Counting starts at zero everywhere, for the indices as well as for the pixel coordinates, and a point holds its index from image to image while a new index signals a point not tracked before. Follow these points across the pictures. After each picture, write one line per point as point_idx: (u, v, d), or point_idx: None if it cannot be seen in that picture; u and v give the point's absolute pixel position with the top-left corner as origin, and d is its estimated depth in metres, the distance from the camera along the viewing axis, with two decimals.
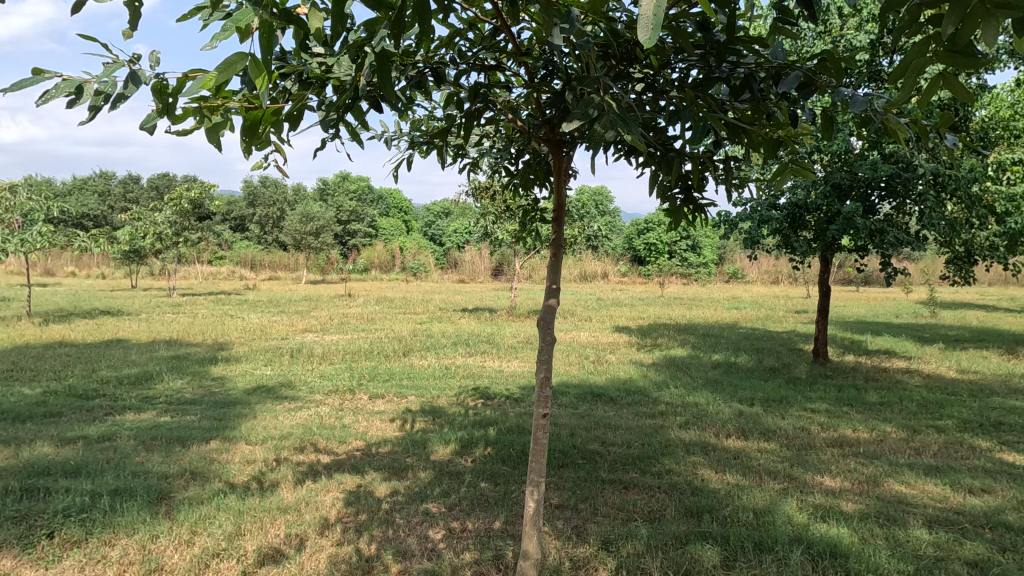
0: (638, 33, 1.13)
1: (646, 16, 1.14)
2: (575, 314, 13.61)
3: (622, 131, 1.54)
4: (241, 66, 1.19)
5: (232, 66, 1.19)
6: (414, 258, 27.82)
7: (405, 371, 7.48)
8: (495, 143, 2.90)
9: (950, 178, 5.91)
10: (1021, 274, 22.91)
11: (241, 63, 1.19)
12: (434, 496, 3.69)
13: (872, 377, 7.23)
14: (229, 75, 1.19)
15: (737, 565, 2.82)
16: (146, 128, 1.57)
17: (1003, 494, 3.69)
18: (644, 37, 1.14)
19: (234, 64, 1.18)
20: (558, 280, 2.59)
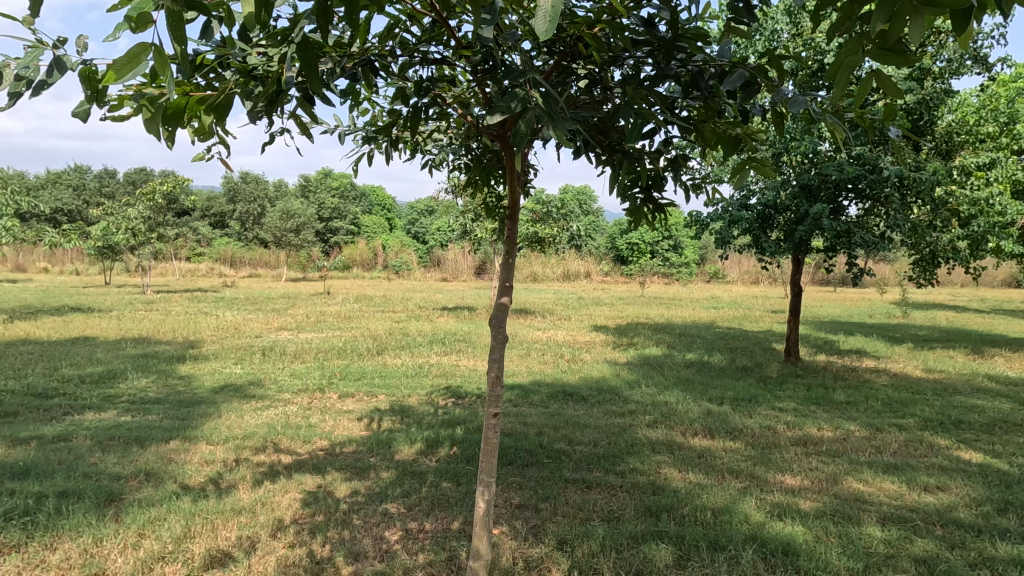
0: (534, 24, 1.08)
1: (545, 8, 1.09)
2: (555, 313, 13.62)
3: (551, 126, 1.53)
4: (145, 58, 1.10)
5: (137, 59, 1.10)
6: (396, 256, 27.67)
7: (377, 370, 7.40)
8: (454, 138, 2.85)
9: (915, 181, 6.01)
10: (990, 276, 23.48)
11: (146, 56, 1.10)
12: (395, 496, 3.64)
13: (841, 377, 7.32)
14: (132, 70, 1.10)
15: (690, 564, 2.82)
16: (76, 114, 1.48)
17: (958, 491, 3.74)
18: (542, 29, 1.09)
19: (138, 57, 1.08)
20: (511, 278, 2.57)
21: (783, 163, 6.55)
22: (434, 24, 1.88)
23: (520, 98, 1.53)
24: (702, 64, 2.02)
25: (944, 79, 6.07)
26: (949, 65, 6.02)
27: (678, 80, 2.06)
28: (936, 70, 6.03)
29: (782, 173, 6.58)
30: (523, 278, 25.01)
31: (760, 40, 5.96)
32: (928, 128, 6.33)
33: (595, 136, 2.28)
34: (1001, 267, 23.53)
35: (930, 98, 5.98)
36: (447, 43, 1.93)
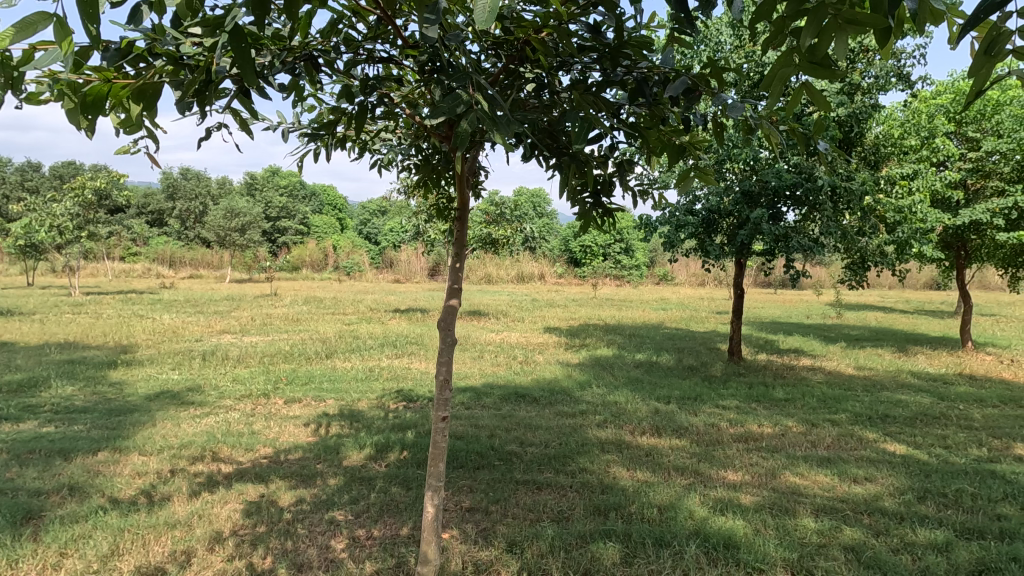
0: (473, 15, 1.05)
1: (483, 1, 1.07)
2: (509, 314, 13.67)
3: (494, 126, 1.52)
4: (43, 28, 1.04)
5: (32, 28, 1.04)
6: (347, 257, 27.07)
7: (326, 373, 7.22)
8: (402, 138, 2.81)
9: (845, 190, 6.39)
10: (913, 277, 25.19)
11: (44, 26, 1.04)
12: (342, 503, 3.54)
13: (780, 375, 7.67)
14: (28, 38, 1.04)
15: (636, 561, 2.88)
16: None
17: (883, 481, 3.98)
18: (480, 19, 1.06)
19: (33, 26, 1.03)
20: (460, 280, 2.55)
21: (725, 169, 6.83)
22: (379, 21, 1.83)
23: (464, 100, 1.52)
24: (647, 71, 2.04)
25: (873, 94, 6.46)
26: (877, 81, 6.41)
27: (624, 86, 2.06)
28: (865, 85, 6.42)
29: (725, 179, 6.85)
30: (478, 280, 24.99)
31: (707, 50, 6.17)
32: (858, 140, 6.74)
33: (543, 139, 2.29)
34: (923, 270, 25.33)
35: (860, 111, 6.37)
36: (393, 43, 1.89)
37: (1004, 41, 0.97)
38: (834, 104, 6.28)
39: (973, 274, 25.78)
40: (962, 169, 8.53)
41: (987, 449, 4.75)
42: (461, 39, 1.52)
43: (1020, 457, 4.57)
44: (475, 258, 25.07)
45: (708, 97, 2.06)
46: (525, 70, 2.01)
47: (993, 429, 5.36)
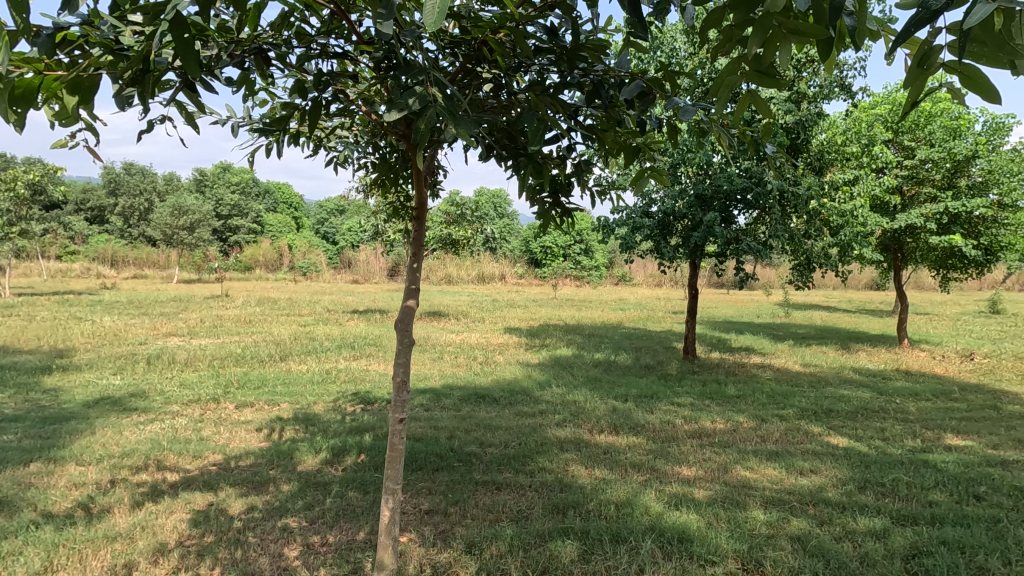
0: (422, 16, 1.03)
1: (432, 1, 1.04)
2: (469, 315, 13.62)
3: (450, 123, 1.50)
4: None
5: None
6: (303, 257, 26.37)
7: (280, 376, 7.02)
8: (359, 136, 2.76)
9: (792, 194, 6.67)
10: (854, 277, 26.52)
11: None
12: (296, 510, 3.44)
13: (732, 372, 7.93)
14: None
15: (593, 558, 2.91)
16: None
17: (827, 473, 4.16)
18: (430, 20, 1.04)
19: None
20: (418, 280, 2.52)
21: (680, 173, 7.02)
22: (332, 16, 1.79)
23: (419, 95, 1.50)
24: (603, 74, 2.06)
25: (817, 102, 6.77)
26: (821, 90, 6.74)
27: (581, 87, 2.07)
28: (811, 94, 6.73)
29: (679, 182, 7.03)
30: (438, 281, 24.80)
31: (663, 55, 6.31)
32: (804, 146, 7.05)
33: (501, 138, 2.29)
34: (863, 272, 26.70)
35: (806, 119, 6.67)
36: (348, 38, 1.84)
37: (934, 56, 1.02)
38: (781, 112, 6.57)
39: (909, 274, 27.32)
40: (898, 176, 9.04)
41: (920, 440, 5.04)
42: (416, 36, 1.50)
43: (949, 447, 4.87)
44: (436, 259, 24.88)
45: (661, 100, 2.10)
46: (482, 69, 1.99)
47: (926, 421, 5.70)
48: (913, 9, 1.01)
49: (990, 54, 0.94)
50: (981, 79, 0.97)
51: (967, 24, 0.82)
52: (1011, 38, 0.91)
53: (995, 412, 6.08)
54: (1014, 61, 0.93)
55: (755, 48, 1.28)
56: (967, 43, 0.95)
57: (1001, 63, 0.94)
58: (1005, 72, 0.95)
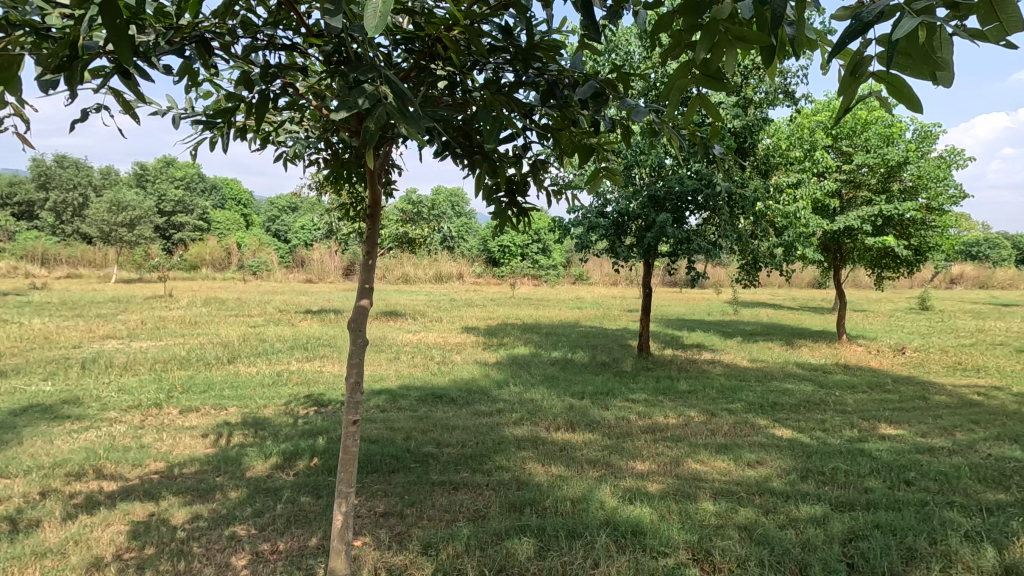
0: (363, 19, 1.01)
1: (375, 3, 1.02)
2: (426, 315, 13.48)
3: (403, 122, 1.48)
4: None
5: None
6: (253, 256, 25.47)
7: (228, 379, 6.76)
8: (310, 131, 2.68)
9: (740, 196, 6.93)
10: (797, 276, 27.76)
11: None
12: (244, 517, 3.32)
13: (684, 368, 8.17)
14: None
15: (549, 554, 2.94)
16: None
17: (772, 464, 4.35)
18: (371, 25, 1.02)
19: None
20: (372, 279, 2.48)
21: (634, 174, 7.18)
22: (280, 7, 1.73)
23: (369, 93, 1.48)
24: (557, 74, 2.07)
25: (763, 108, 7.06)
26: (766, 97, 7.02)
27: (535, 87, 2.08)
28: (757, 100, 7.01)
29: (633, 183, 7.19)
30: (394, 280, 24.44)
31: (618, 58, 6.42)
32: (750, 149, 7.34)
33: (456, 136, 2.28)
34: (806, 271, 27.99)
35: (752, 124, 6.95)
36: (297, 30, 1.79)
37: (866, 65, 1.07)
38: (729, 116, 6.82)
39: (847, 274, 28.81)
40: (838, 180, 9.54)
41: (857, 430, 5.33)
42: (366, 32, 1.47)
43: (883, 436, 5.17)
44: (392, 258, 24.53)
45: (614, 101, 2.12)
46: (436, 66, 1.97)
47: (862, 412, 6.02)
48: (847, 20, 1.06)
49: (914, 66, 1.00)
50: (906, 90, 1.03)
51: (896, 35, 0.87)
52: (933, 51, 0.97)
53: (923, 402, 6.49)
54: (936, 73, 0.99)
55: (703, 52, 1.32)
56: (896, 54, 1.01)
57: (924, 74, 1.00)
58: (928, 81, 1.01)
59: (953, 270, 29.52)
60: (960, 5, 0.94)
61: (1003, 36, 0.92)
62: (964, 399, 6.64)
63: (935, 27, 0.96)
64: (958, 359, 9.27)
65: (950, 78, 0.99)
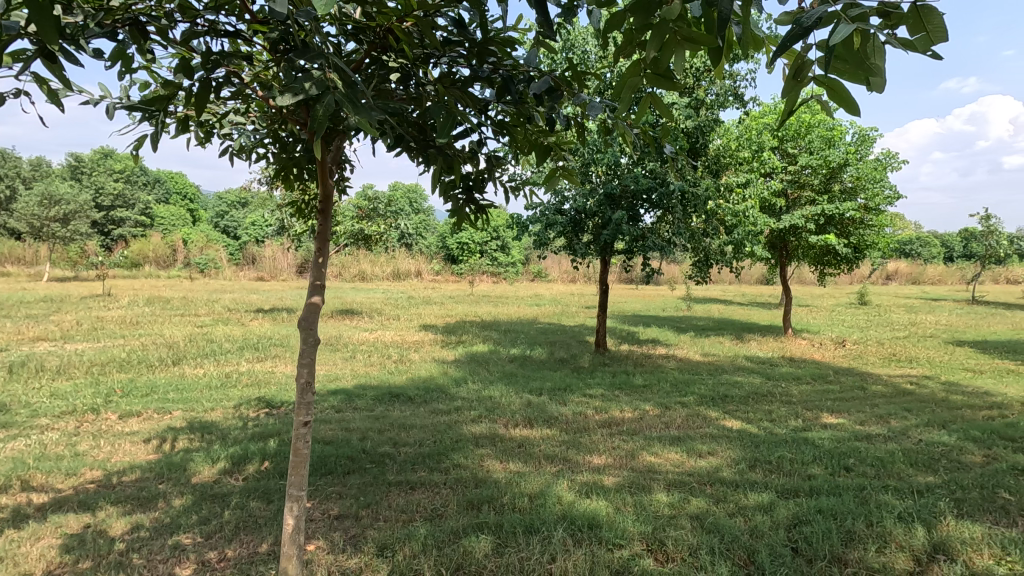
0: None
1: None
2: (384, 313, 13.28)
3: (350, 111, 1.44)
4: None
5: None
6: (200, 253, 24.43)
7: (172, 382, 6.46)
8: (259, 123, 2.59)
9: (693, 195, 7.13)
10: (746, 272, 28.78)
11: None
12: (189, 525, 3.18)
13: (639, 363, 8.36)
14: None
15: (507, 551, 2.94)
16: None
17: (722, 454, 4.49)
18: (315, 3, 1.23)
19: None
20: (324, 276, 2.41)
21: (591, 172, 7.27)
22: None
23: (316, 79, 1.43)
24: (512, 70, 2.06)
25: (714, 110, 7.28)
26: (717, 98, 7.24)
27: (490, 82, 2.06)
28: (708, 102, 7.22)
29: (590, 181, 7.28)
30: (351, 278, 23.93)
31: (574, 58, 6.48)
32: (702, 150, 7.56)
33: (411, 131, 2.24)
34: (754, 268, 29.06)
35: (704, 125, 7.15)
36: (240, 16, 1.71)
37: (807, 69, 1.11)
38: (682, 117, 6.99)
39: (793, 271, 30.09)
40: (784, 180, 9.94)
41: (801, 420, 5.57)
42: (313, 18, 1.42)
43: (825, 425, 5.43)
44: (348, 255, 24.03)
45: (569, 97, 2.13)
46: (389, 58, 1.93)
47: (806, 402, 6.31)
48: (788, 25, 1.09)
49: (849, 71, 1.04)
50: (843, 93, 1.07)
51: (833, 39, 0.90)
52: (866, 57, 1.01)
53: (861, 392, 6.85)
54: (869, 79, 1.03)
55: (653, 51, 1.33)
56: (833, 59, 1.04)
57: (860, 79, 1.04)
58: (863, 86, 1.05)
59: (889, 267, 31.26)
60: (892, 14, 0.98)
61: (928, 45, 0.97)
62: (898, 388, 7.05)
63: (868, 34, 1.00)
64: (893, 351, 9.83)
65: (882, 83, 1.04)
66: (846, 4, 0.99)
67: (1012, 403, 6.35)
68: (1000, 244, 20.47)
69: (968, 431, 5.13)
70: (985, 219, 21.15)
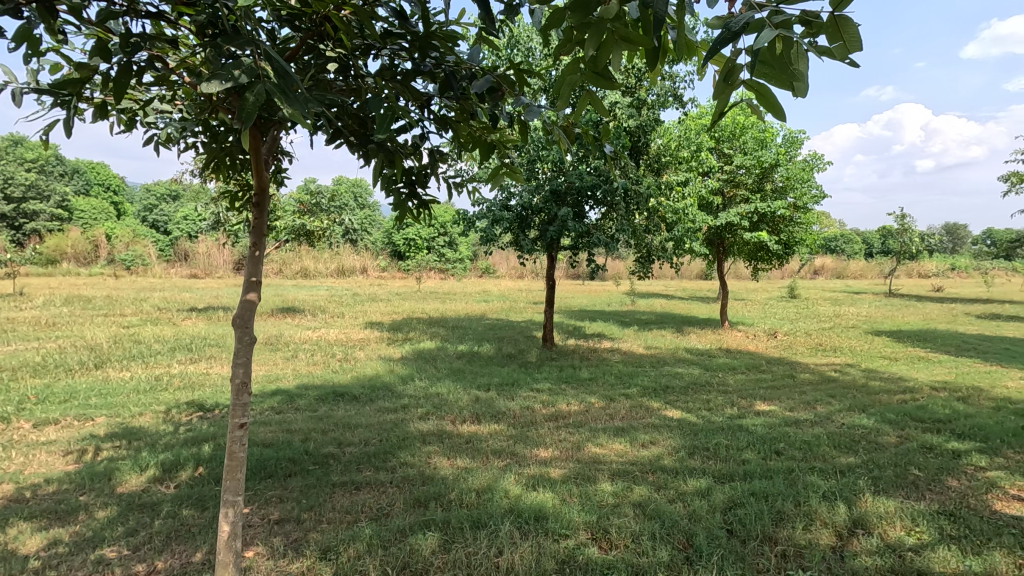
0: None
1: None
2: (328, 310, 12.93)
3: (282, 103, 1.38)
4: None
5: None
6: (126, 248, 22.89)
7: (95, 387, 6.04)
8: (186, 110, 2.44)
9: (635, 193, 7.34)
10: (687, 267, 29.85)
11: None
12: (114, 537, 2.99)
13: (585, 357, 8.53)
14: None
15: (453, 546, 2.93)
16: None
17: (663, 443, 4.65)
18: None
19: None
20: (261, 272, 2.31)
21: (537, 169, 7.33)
22: None
23: (246, 68, 1.36)
24: (455, 65, 2.04)
25: (655, 109, 7.50)
26: (658, 99, 7.45)
27: (433, 77, 2.02)
28: (649, 102, 7.43)
29: (536, 178, 7.34)
30: (292, 275, 23.14)
31: (519, 55, 6.51)
32: (644, 148, 7.78)
33: (351, 123, 2.18)
34: (694, 264, 30.24)
35: (645, 124, 7.37)
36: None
37: (737, 73, 1.15)
38: (625, 116, 7.17)
39: (729, 266, 31.52)
40: (720, 179, 10.38)
41: (737, 408, 5.86)
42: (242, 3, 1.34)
43: (758, 412, 5.72)
44: (289, 252, 23.21)
45: (510, 96, 2.13)
46: (326, 47, 1.86)
47: (741, 391, 6.63)
48: (719, 29, 1.14)
49: (776, 76, 1.09)
50: (771, 97, 1.12)
51: (759, 44, 0.95)
52: (790, 63, 1.07)
53: (791, 380, 7.26)
54: (793, 84, 1.08)
55: (591, 50, 1.35)
56: (759, 64, 1.09)
57: (784, 84, 1.09)
58: (788, 91, 1.11)
59: (816, 263, 33.24)
60: (812, 23, 1.04)
61: (846, 53, 1.03)
62: (824, 376, 7.52)
63: (790, 40, 1.06)
64: (819, 341, 10.49)
65: (805, 89, 1.09)
66: (771, 9, 1.04)
67: (923, 387, 6.91)
68: (913, 241, 22.19)
69: (884, 414, 5.53)
70: (900, 219, 22.82)
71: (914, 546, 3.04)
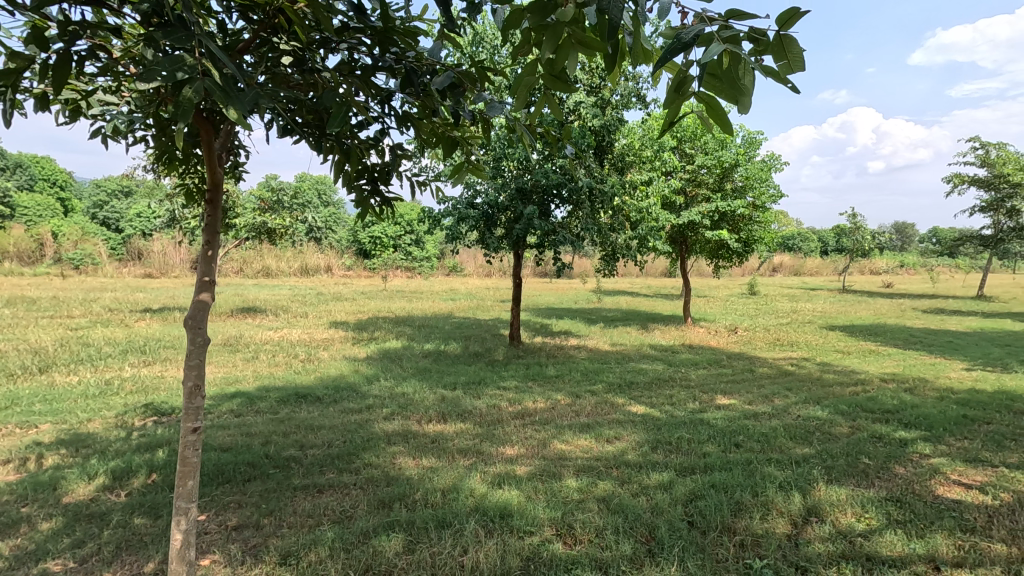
0: None
1: None
2: (290, 309, 12.63)
3: (223, 102, 1.32)
4: None
5: None
6: (74, 247, 21.85)
7: (39, 392, 5.74)
8: (136, 101, 2.33)
9: (600, 191, 7.43)
10: (651, 265, 30.40)
11: None
12: (60, 550, 2.86)
13: (551, 354, 8.59)
14: None
15: (418, 547, 2.92)
16: None
17: (627, 438, 4.72)
18: None
19: None
20: (213, 271, 2.24)
21: (503, 167, 7.34)
22: None
23: (187, 65, 1.30)
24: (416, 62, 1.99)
25: (619, 110, 7.60)
26: (622, 99, 7.55)
27: (393, 73, 1.97)
28: (613, 102, 7.53)
29: (502, 176, 7.34)
30: (253, 274, 22.53)
31: (484, 53, 6.49)
32: (608, 147, 7.87)
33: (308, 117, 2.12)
34: (658, 262, 30.81)
35: (609, 124, 7.46)
36: None
37: (688, 83, 1.18)
38: (590, 116, 7.25)
39: (692, 264, 32.25)
40: (682, 179, 10.60)
41: (699, 402, 6.00)
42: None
43: (719, 406, 5.88)
44: (250, 250, 22.60)
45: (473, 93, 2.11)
46: (280, 40, 1.80)
47: (703, 386, 6.79)
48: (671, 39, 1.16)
49: (723, 89, 1.12)
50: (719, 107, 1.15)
51: (707, 56, 0.98)
52: (737, 77, 1.09)
53: (750, 374, 7.48)
54: (738, 98, 1.11)
55: (548, 53, 1.35)
56: (708, 76, 1.12)
57: (731, 98, 1.12)
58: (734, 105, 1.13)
59: (775, 261, 34.28)
60: (759, 41, 1.07)
61: (789, 72, 1.07)
62: (781, 370, 7.77)
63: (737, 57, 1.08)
64: (777, 336, 10.83)
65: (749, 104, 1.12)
66: (721, 24, 1.07)
67: (873, 379, 7.23)
68: (865, 239, 23.11)
69: (837, 406, 5.76)
70: (852, 218, 23.77)
71: (863, 531, 3.18)
